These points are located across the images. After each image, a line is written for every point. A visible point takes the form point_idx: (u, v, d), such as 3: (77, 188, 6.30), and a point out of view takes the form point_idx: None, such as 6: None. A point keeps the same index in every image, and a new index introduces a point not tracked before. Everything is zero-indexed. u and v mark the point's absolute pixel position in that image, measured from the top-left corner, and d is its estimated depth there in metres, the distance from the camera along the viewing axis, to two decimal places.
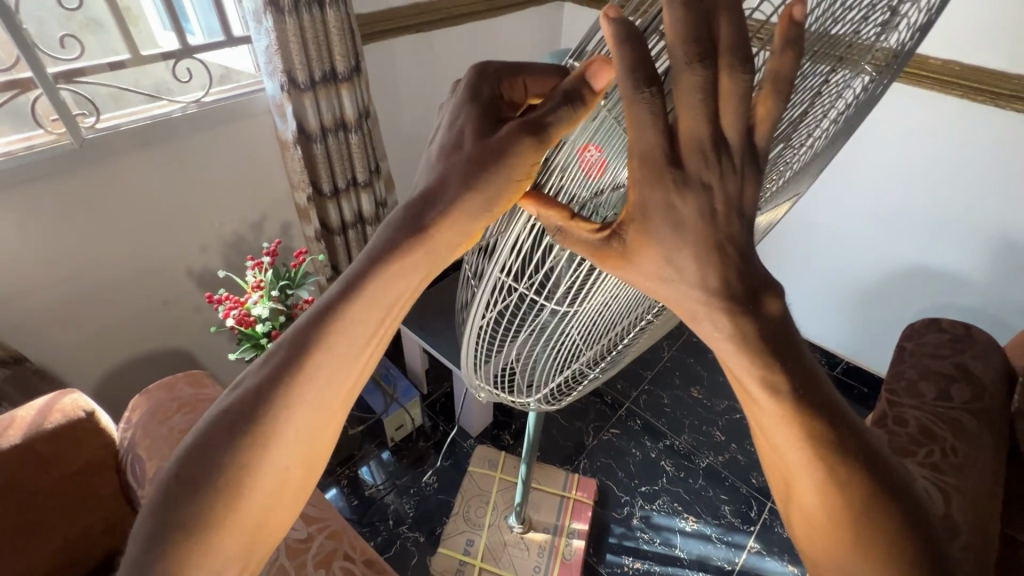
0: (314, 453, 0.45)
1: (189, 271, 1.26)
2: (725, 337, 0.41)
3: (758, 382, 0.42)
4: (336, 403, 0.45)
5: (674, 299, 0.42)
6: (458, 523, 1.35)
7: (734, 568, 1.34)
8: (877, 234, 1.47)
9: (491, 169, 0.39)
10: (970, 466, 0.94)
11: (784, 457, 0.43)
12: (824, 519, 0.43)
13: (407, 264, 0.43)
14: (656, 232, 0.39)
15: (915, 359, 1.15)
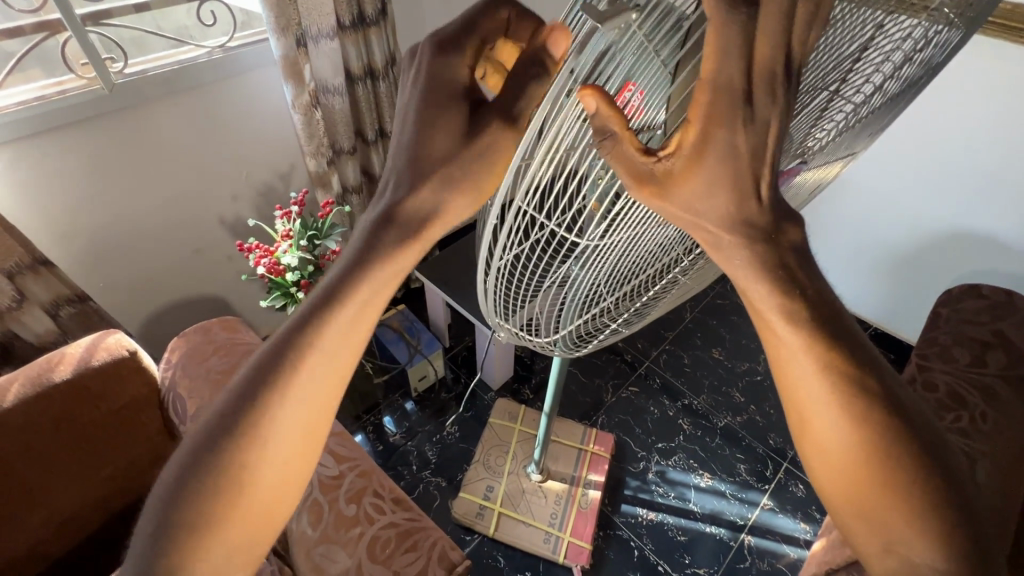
0: (309, 436, 0.47)
1: (221, 220, 1.28)
2: (745, 264, 0.41)
3: (781, 313, 0.42)
4: (325, 396, 0.47)
5: (700, 232, 0.42)
6: (479, 470, 1.40)
7: (747, 523, 1.37)
8: (919, 197, 1.41)
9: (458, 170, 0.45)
10: (999, 433, 0.93)
11: (801, 396, 0.43)
12: (841, 461, 0.43)
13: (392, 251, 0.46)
14: (717, 160, 0.38)
15: (950, 326, 1.12)
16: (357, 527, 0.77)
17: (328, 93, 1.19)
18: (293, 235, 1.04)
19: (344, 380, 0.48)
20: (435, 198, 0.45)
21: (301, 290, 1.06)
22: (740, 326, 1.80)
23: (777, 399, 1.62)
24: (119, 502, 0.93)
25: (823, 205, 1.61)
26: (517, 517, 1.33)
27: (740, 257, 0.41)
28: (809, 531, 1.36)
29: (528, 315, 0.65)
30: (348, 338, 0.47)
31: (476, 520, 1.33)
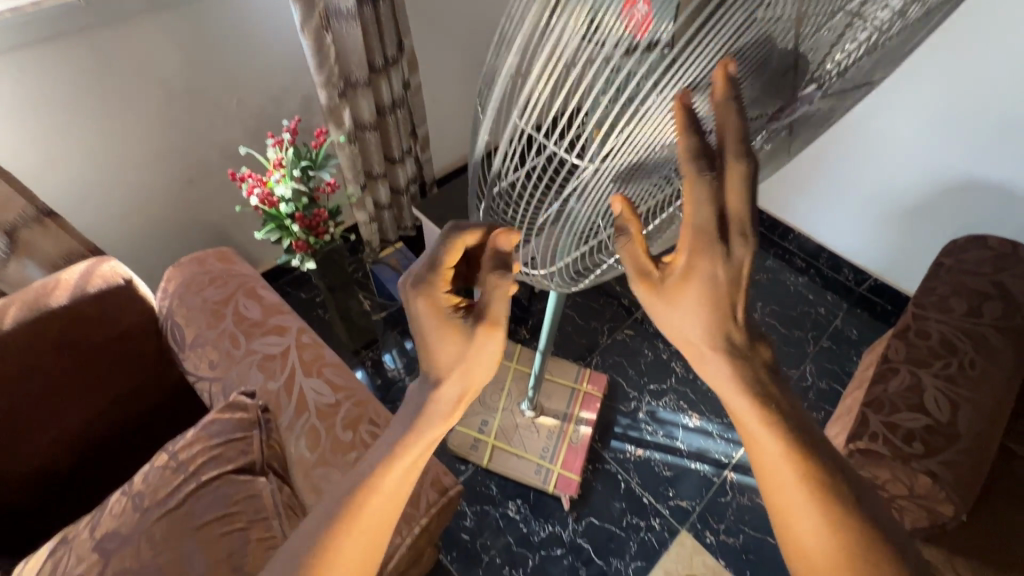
0: (376, 538, 0.52)
1: (213, 148, 1.24)
2: (725, 374, 0.48)
3: (756, 418, 0.47)
4: (395, 503, 0.53)
5: (688, 345, 0.49)
6: (474, 406, 1.44)
7: (731, 461, 1.42)
8: (932, 143, 1.38)
9: (470, 356, 0.53)
10: (986, 380, 0.94)
11: (776, 493, 0.47)
12: (820, 555, 0.45)
13: (441, 412, 0.53)
14: (702, 277, 0.45)
15: (950, 275, 1.11)
16: (353, 452, 0.80)
17: (342, 19, 1.12)
18: (285, 164, 1.02)
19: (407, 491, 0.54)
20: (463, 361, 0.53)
21: (295, 223, 1.05)
22: None
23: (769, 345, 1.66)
24: (125, 426, 0.96)
25: (834, 153, 1.56)
26: (510, 450, 1.38)
27: (722, 369, 0.48)
28: None
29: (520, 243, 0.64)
30: (416, 458, 0.54)
31: (471, 452, 1.38)
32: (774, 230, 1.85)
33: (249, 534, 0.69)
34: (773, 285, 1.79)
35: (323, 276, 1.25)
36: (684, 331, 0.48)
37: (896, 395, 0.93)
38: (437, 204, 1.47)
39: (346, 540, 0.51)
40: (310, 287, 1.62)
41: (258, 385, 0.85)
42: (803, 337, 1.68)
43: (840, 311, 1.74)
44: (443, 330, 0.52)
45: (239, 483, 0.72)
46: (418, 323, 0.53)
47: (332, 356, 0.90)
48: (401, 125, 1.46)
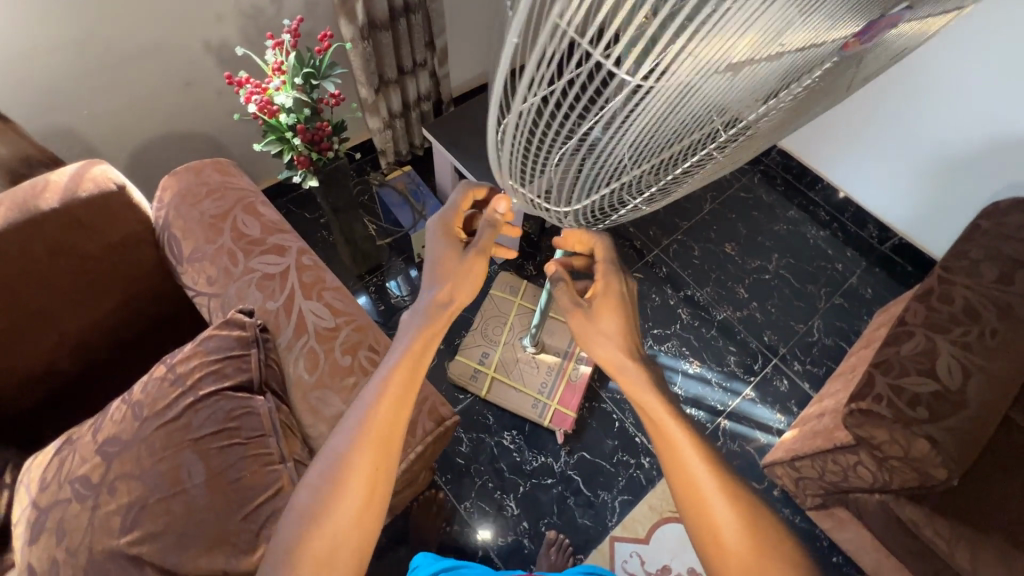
0: (370, 486, 0.61)
1: (205, 47, 1.14)
2: (638, 375, 0.64)
3: (661, 407, 0.62)
4: (385, 453, 0.63)
5: (614, 362, 0.65)
6: (476, 337, 1.44)
7: (725, 409, 1.45)
8: (978, 90, 1.29)
9: (463, 280, 0.73)
10: (1004, 351, 0.91)
11: (682, 476, 0.59)
12: (723, 528, 0.56)
13: (436, 322, 0.70)
14: (614, 298, 0.69)
15: (986, 240, 1.04)
16: (352, 376, 0.79)
17: None
18: (286, 70, 0.92)
19: (393, 444, 0.64)
20: (443, 303, 0.71)
21: (297, 136, 0.99)
22: (759, 224, 1.73)
23: (780, 298, 1.62)
24: (126, 334, 0.96)
25: (883, 98, 1.44)
26: (508, 383, 1.39)
27: (634, 371, 0.64)
28: (783, 422, 1.44)
29: (534, 172, 0.54)
30: (397, 408, 0.65)
31: (470, 382, 1.39)
32: (802, 179, 1.77)
33: (246, 449, 0.69)
34: (792, 237, 1.73)
35: (327, 196, 1.21)
36: (609, 337, 0.66)
37: (908, 358, 0.91)
38: (448, 127, 1.39)
39: (365, 437, 0.63)
40: (313, 207, 1.57)
41: (257, 304, 0.84)
42: (815, 292, 1.64)
43: (858, 268, 1.68)
44: (447, 260, 0.73)
45: (236, 400, 0.72)
46: (431, 250, 0.75)
47: (333, 281, 0.88)
48: (413, 33, 1.34)
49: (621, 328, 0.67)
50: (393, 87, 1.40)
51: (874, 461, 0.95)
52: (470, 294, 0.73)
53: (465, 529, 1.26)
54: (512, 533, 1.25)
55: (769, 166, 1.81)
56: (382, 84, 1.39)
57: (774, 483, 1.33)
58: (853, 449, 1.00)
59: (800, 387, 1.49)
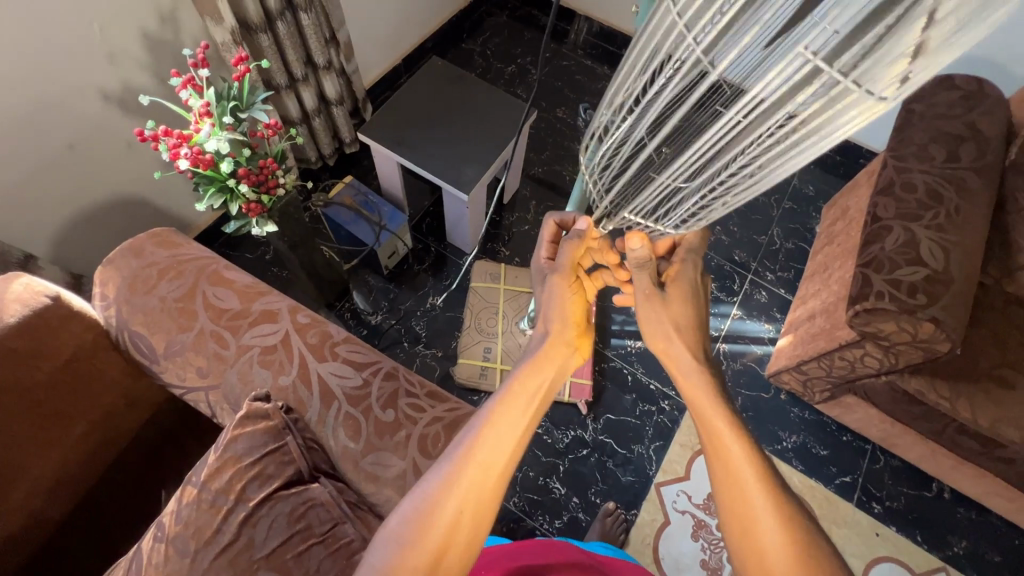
0: (460, 528, 0.55)
1: (102, 95, 0.95)
2: (699, 377, 0.64)
3: (723, 418, 0.61)
4: (488, 487, 0.57)
5: (669, 353, 0.67)
6: (472, 335, 1.39)
7: (720, 334, 1.52)
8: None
9: (552, 304, 0.71)
10: (967, 223, 1.00)
11: (745, 494, 0.56)
12: (775, 552, 0.54)
13: (546, 356, 0.67)
14: (682, 285, 0.68)
15: (925, 122, 1.12)
16: (403, 429, 0.73)
17: None
18: (212, 111, 0.79)
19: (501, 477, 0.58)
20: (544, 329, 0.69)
21: (241, 182, 0.86)
22: None
23: (738, 217, 1.69)
24: (108, 455, 0.82)
25: None
26: None
27: (691, 367, 0.65)
28: (772, 330, 1.53)
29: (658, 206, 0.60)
30: (513, 429, 0.60)
31: (480, 381, 1.35)
32: None
33: (325, 547, 0.63)
34: None
35: (281, 235, 1.08)
36: (676, 326, 0.67)
37: (894, 252, 0.98)
38: (385, 125, 1.27)
39: (461, 473, 0.56)
40: (254, 246, 1.41)
41: (268, 383, 0.74)
42: (767, 201, 1.72)
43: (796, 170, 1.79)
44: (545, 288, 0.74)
45: (293, 497, 0.65)
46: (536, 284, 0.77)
47: (340, 332, 0.80)
48: (313, 30, 1.20)
49: (686, 321, 0.67)
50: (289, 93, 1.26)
51: (880, 350, 1.04)
52: (568, 333, 0.70)
53: (521, 524, 1.25)
54: (566, 512, 1.27)
55: None
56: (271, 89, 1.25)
57: (779, 388, 1.43)
58: (858, 343, 1.08)
59: (777, 294, 1.58)
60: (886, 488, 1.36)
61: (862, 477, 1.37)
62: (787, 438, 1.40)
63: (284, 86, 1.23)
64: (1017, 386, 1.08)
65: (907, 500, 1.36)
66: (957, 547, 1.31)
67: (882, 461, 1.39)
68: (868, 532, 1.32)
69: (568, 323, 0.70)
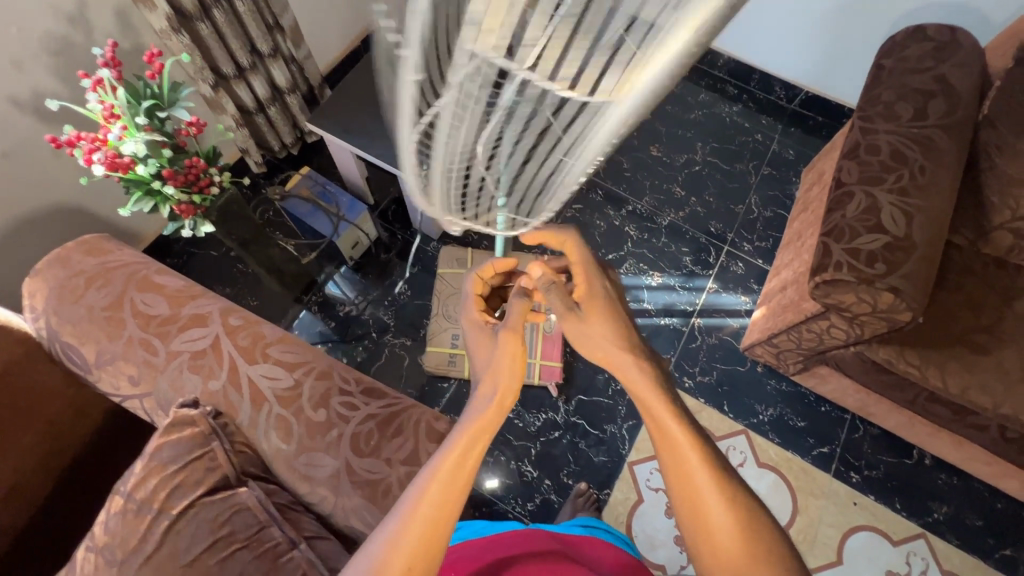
0: (434, 538, 0.59)
1: (16, 104, 0.94)
2: (642, 376, 0.66)
3: (666, 411, 0.63)
4: (454, 505, 0.60)
5: (612, 360, 0.69)
6: (441, 322, 1.38)
7: (696, 309, 1.48)
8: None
9: (493, 353, 0.71)
10: (934, 185, 0.95)
11: (685, 478, 0.60)
12: (717, 529, 0.57)
13: (489, 409, 0.67)
14: (599, 303, 0.70)
15: (894, 79, 1.06)
16: (334, 429, 0.73)
17: None
18: (121, 112, 0.76)
19: (457, 503, 0.61)
20: (481, 383, 0.70)
21: (167, 184, 0.84)
22: (674, 117, 1.73)
23: (715, 186, 1.64)
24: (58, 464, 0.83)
25: None
26: None
27: (635, 368, 0.67)
28: (749, 302, 1.50)
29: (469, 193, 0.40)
30: (464, 468, 0.62)
31: (450, 368, 1.34)
32: (702, 59, 1.79)
33: (250, 551, 0.62)
34: (709, 120, 1.74)
35: (228, 232, 1.07)
36: (607, 339, 0.68)
37: (855, 220, 0.94)
38: (334, 112, 1.23)
39: (431, 490, 0.60)
40: (218, 243, 1.43)
41: (198, 389, 0.74)
42: (744, 169, 1.67)
43: (775, 135, 1.73)
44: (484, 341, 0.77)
45: (218, 503, 0.64)
46: (472, 345, 0.79)
47: (273, 333, 0.79)
48: (251, 16, 1.16)
49: (612, 331, 0.69)
50: (240, 81, 1.23)
51: (845, 321, 1.00)
52: (515, 380, 0.69)
53: (493, 507, 1.27)
54: (538, 495, 1.28)
55: None
56: (219, 79, 1.22)
57: (755, 361, 1.40)
58: (824, 315, 1.04)
59: (755, 265, 1.54)
60: (865, 457, 1.34)
61: (841, 448, 1.35)
62: (763, 412, 1.38)
63: (231, 74, 1.19)
64: (990, 350, 1.04)
65: (887, 468, 1.34)
66: (938, 513, 1.30)
67: (861, 430, 1.36)
68: (846, 502, 1.31)
69: (517, 371, 0.70)
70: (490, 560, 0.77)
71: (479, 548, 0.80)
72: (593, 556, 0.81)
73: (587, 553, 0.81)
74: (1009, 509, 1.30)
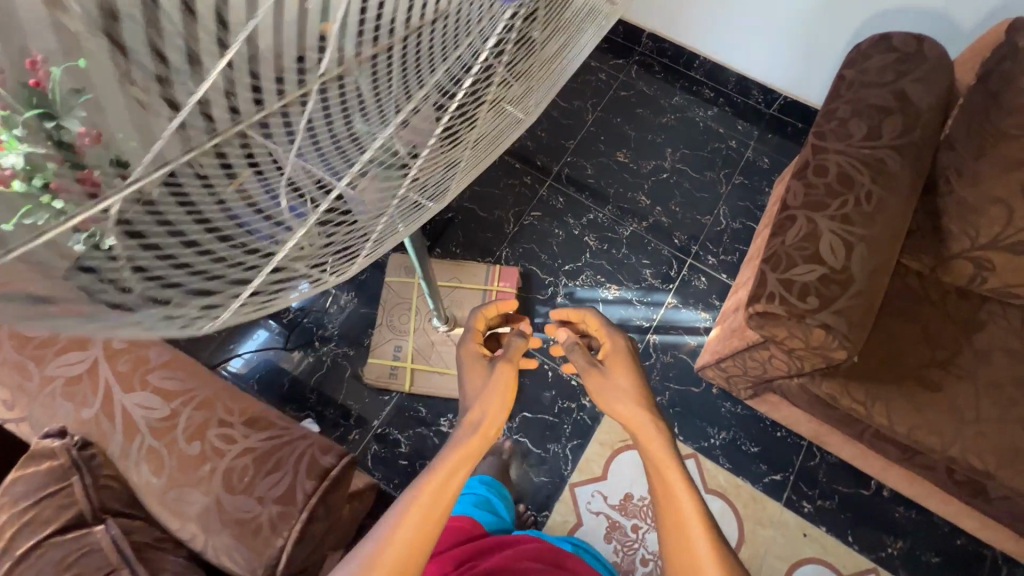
0: (407, 561, 0.53)
1: None
2: (656, 434, 0.64)
3: (680, 475, 0.60)
4: (433, 525, 0.55)
5: (628, 416, 0.66)
6: (384, 333, 1.34)
7: (652, 325, 1.42)
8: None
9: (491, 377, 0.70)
10: (882, 213, 0.88)
11: (689, 544, 0.56)
12: None
13: (480, 430, 0.63)
14: (623, 363, 0.71)
15: (852, 93, 0.98)
16: (207, 463, 0.70)
17: None
18: None
19: (437, 527, 0.55)
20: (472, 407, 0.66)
21: None
22: (645, 121, 1.65)
23: (683, 195, 1.57)
24: None
25: None
26: (430, 370, 1.32)
27: (651, 426, 0.64)
28: (709, 319, 1.43)
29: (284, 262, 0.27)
30: (449, 488, 0.57)
31: (390, 381, 1.31)
32: (678, 60, 1.70)
33: None
34: (681, 124, 1.66)
35: None
36: (626, 393, 0.67)
37: (793, 248, 0.87)
38: None
39: (414, 509, 0.55)
40: None
41: (70, 416, 0.71)
42: (715, 177, 1.59)
43: (751, 141, 1.65)
44: (476, 370, 0.75)
45: (69, 543, 0.63)
46: (463, 369, 0.76)
47: (156, 357, 0.75)
48: None
49: (635, 386, 0.68)
50: None
51: (783, 353, 0.94)
52: (501, 414, 0.66)
53: None
54: None
55: (644, 55, 1.74)
56: None
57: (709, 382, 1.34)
58: (764, 345, 0.98)
59: (718, 281, 1.47)
60: (819, 486, 1.29)
61: (795, 475, 1.30)
62: (715, 435, 1.33)
63: None
64: (942, 388, 0.98)
65: (842, 499, 1.28)
66: (892, 548, 1.24)
67: (817, 458, 1.31)
68: (796, 533, 1.26)
69: (505, 405, 0.68)
70: (483, 566, 0.77)
71: (478, 548, 0.83)
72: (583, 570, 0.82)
73: (572, 561, 0.83)
74: (968, 546, 1.24)
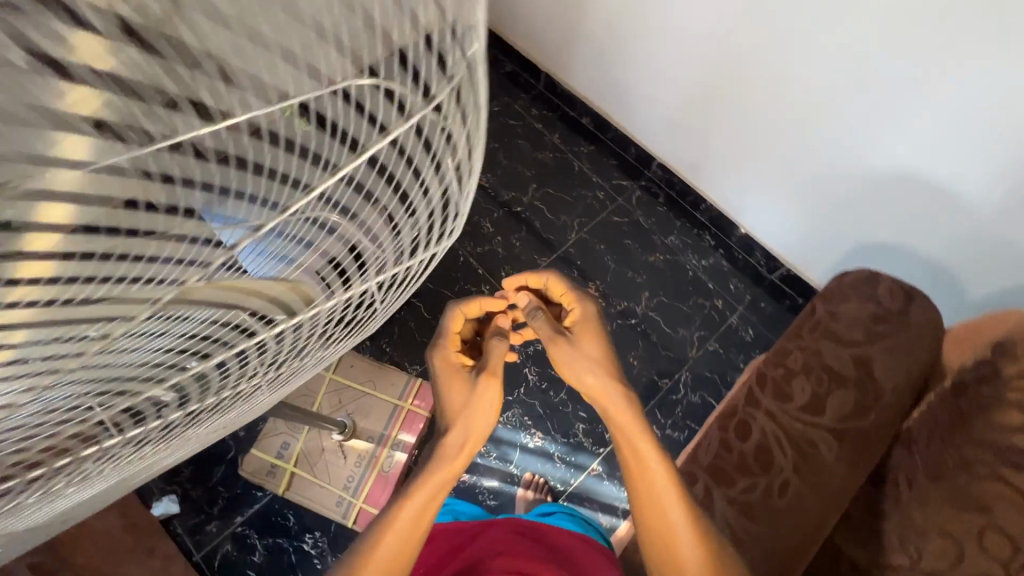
0: (416, 535, 0.64)
1: None
2: (628, 410, 0.67)
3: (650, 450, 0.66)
4: (429, 508, 0.65)
5: (598, 392, 0.68)
6: (276, 424, 1.24)
7: (567, 489, 1.27)
8: (854, 98, 1.06)
9: (469, 385, 0.67)
10: (794, 514, 0.72)
11: (662, 513, 0.65)
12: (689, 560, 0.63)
13: (470, 421, 0.67)
14: (598, 336, 0.69)
15: (813, 340, 0.81)
16: None
17: None
18: None
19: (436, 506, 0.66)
20: (455, 411, 0.68)
21: None
22: (631, 255, 1.53)
23: (646, 348, 1.42)
24: None
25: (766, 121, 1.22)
26: (310, 478, 1.21)
27: (619, 400, 0.68)
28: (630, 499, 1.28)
29: None
30: (441, 483, 0.66)
31: (265, 479, 1.20)
32: (685, 197, 1.56)
33: None
34: (669, 268, 1.52)
35: None
36: (596, 366, 0.67)
37: None
38: None
39: (415, 499, 0.65)
40: None
41: None
42: (686, 336, 1.44)
43: (739, 305, 1.48)
44: (450, 375, 0.69)
45: None
46: (433, 375, 0.71)
47: None
48: None
49: (603, 357, 0.68)
50: None
51: None
52: (488, 422, 0.67)
53: None
54: None
55: (652, 180, 1.61)
56: None
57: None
58: None
59: None
60: None
61: None
62: None
63: None
64: None
65: None
66: None
67: None
68: None
69: (490, 414, 0.67)
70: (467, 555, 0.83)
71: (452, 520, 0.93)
72: (557, 537, 0.87)
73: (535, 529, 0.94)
74: None
